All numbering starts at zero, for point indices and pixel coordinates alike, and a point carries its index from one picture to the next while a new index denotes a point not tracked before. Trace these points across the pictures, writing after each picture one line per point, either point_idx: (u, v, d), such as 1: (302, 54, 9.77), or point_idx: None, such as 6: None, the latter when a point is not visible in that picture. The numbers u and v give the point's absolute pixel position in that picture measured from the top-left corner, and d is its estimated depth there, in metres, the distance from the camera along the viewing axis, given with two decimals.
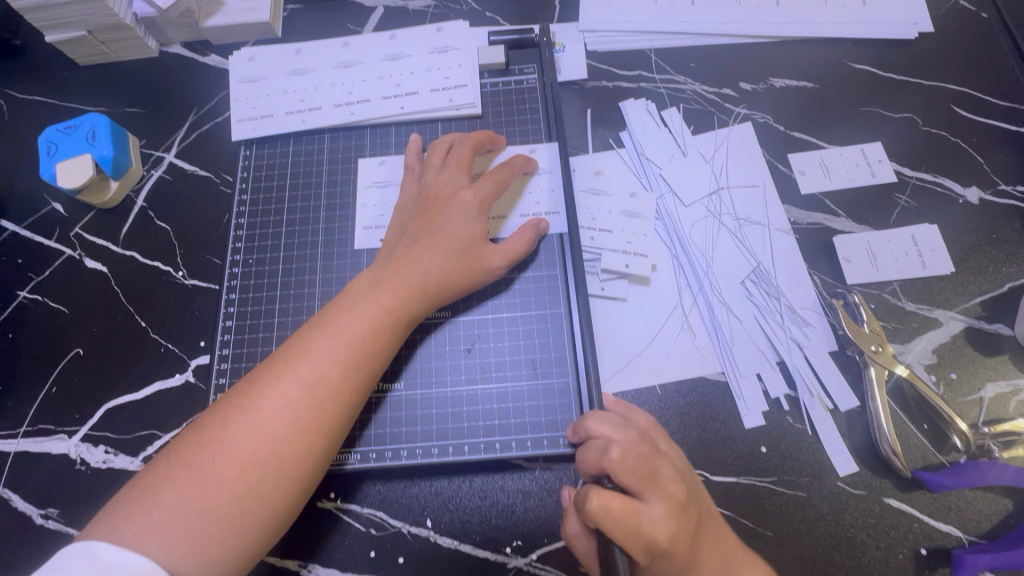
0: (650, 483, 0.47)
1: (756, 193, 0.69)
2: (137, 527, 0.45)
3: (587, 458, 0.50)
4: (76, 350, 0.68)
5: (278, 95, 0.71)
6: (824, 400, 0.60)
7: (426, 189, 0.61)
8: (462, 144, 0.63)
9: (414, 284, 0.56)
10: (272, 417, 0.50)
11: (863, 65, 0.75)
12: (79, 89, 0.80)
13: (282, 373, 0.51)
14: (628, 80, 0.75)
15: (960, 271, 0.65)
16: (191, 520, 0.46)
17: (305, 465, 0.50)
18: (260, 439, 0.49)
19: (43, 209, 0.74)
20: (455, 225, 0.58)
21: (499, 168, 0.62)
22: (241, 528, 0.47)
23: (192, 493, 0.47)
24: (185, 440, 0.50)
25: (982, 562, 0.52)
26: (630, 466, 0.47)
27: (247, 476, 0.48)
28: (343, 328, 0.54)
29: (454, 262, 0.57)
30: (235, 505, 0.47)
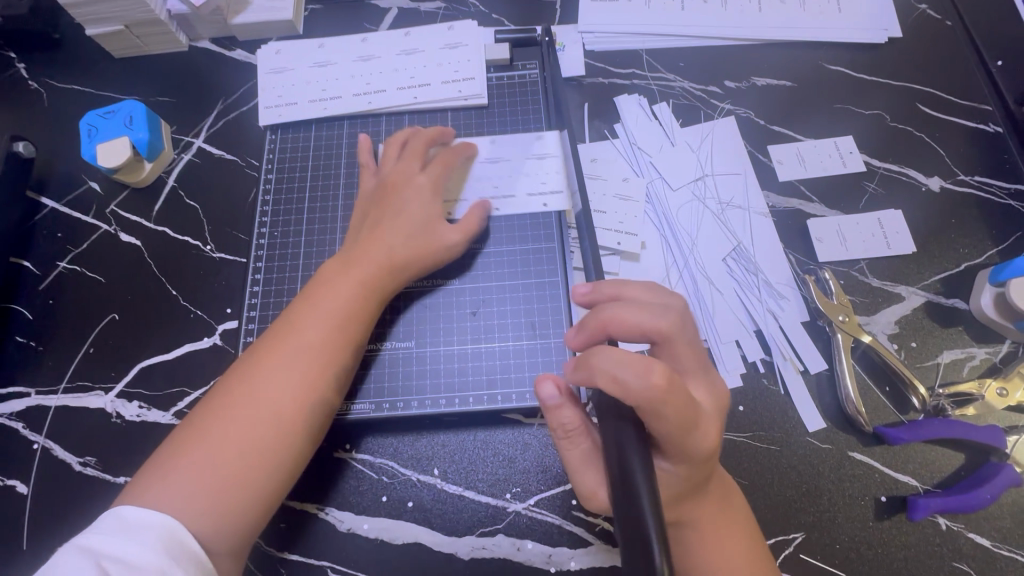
0: (701, 367, 0.51)
1: (738, 179, 0.76)
2: (160, 491, 0.50)
3: (628, 320, 0.50)
4: (112, 315, 0.73)
5: (302, 85, 0.77)
6: (796, 364, 0.66)
7: (384, 178, 0.67)
8: (415, 139, 0.69)
9: (380, 260, 0.61)
10: (269, 384, 0.55)
11: (838, 66, 0.82)
12: (114, 79, 0.86)
13: (275, 347, 0.57)
14: (622, 77, 0.82)
15: (921, 251, 0.71)
16: (204, 480, 0.51)
17: (305, 423, 0.55)
18: (262, 404, 0.54)
19: (80, 187, 0.80)
20: (414, 208, 0.64)
21: (448, 152, 0.69)
22: (253, 484, 0.52)
23: (203, 458, 0.51)
24: (193, 416, 0.55)
25: (933, 505, 0.58)
26: (685, 343, 0.51)
27: (254, 437, 0.53)
28: (325, 302, 0.59)
29: (417, 240, 0.63)
30: (246, 463, 0.52)
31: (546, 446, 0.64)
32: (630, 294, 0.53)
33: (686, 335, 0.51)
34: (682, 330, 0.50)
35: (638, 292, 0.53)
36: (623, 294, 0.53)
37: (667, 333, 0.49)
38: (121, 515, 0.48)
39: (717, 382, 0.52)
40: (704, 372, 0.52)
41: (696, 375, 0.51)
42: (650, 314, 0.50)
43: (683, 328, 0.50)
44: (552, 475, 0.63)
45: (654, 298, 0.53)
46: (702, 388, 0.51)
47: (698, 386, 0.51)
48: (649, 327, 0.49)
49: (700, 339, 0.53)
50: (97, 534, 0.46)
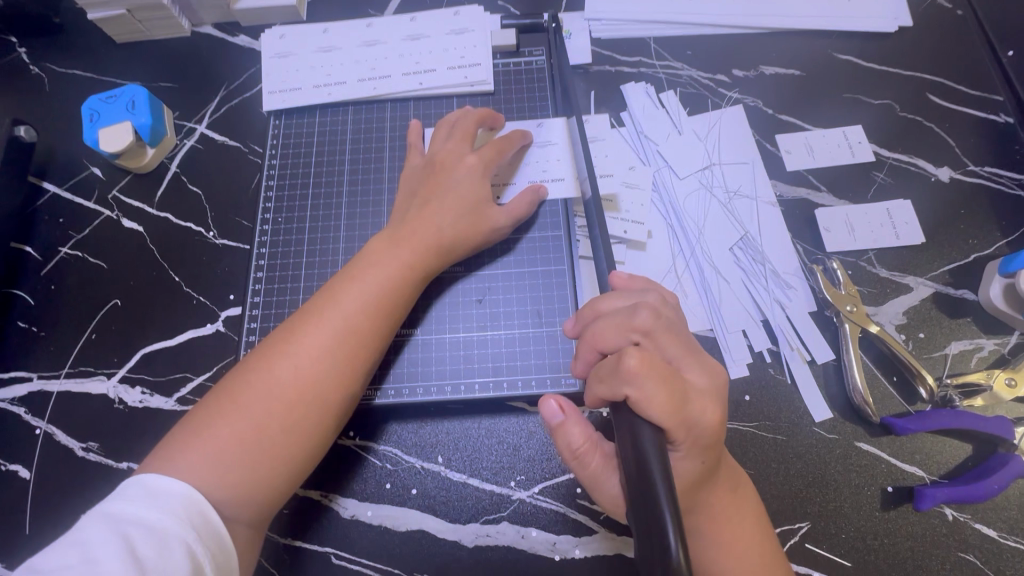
0: (690, 351, 0.50)
1: (746, 168, 0.75)
2: (193, 458, 0.49)
3: (611, 326, 0.50)
4: (115, 301, 0.73)
5: (307, 70, 0.76)
6: (803, 353, 0.66)
7: (434, 155, 0.66)
8: (466, 118, 0.67)
9: (429, 242, 0.61)
10: (312, 359, 0.54)
11: (847, 55, 0.81)
12: (116, 64, 0.85)
13: (316, 321, 0.56)
14: (629, 65, 0.81)
15: (930, 242, 0.71)
16: (242, 450, 0.51)
17: (342, 402, 0.55)
18: (301, 379, 0.53)
19: (82, 173, 0.79)
20: (462, 188, 0.63)
21: (500, 139, 0.67)
22: (287, 457, 0.52)
23: (242, 426, 0.51)
24: (231, 381, 0.54)
25: (941, 496, 0.58)
26: (666, 328, 0.50)
27: (292, 412, 0.53)
28: (369, 281, 0.58)
29: (463, 222, 0.62)
30: (283, 436, 0.52)
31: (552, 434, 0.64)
32: (612, 302, 0.53)
33: (666, 321, 0.50)
34: (662, 319, 0.50)
35: (621, 295, 0.53)
36: (605, 299, 0.54)
37: (648, 324, 0.49)
38: (149, 482, 0.47)
39: (711, 365, 0.51)
40: (696, 355, 0.50)
41: (690, 360, 0.49)
42: (625, 313, 0.50)
43: (661, 316, 0.50)
44: (557, 464, 0.63)
45: (634, 297, 0.53)
46: (695, 370, 0.49)
47: (689, 367, 0.49)
48: (630, 322, 0.49)
49: (683, 328, 0.53)
50: (123, 500, 0.46)
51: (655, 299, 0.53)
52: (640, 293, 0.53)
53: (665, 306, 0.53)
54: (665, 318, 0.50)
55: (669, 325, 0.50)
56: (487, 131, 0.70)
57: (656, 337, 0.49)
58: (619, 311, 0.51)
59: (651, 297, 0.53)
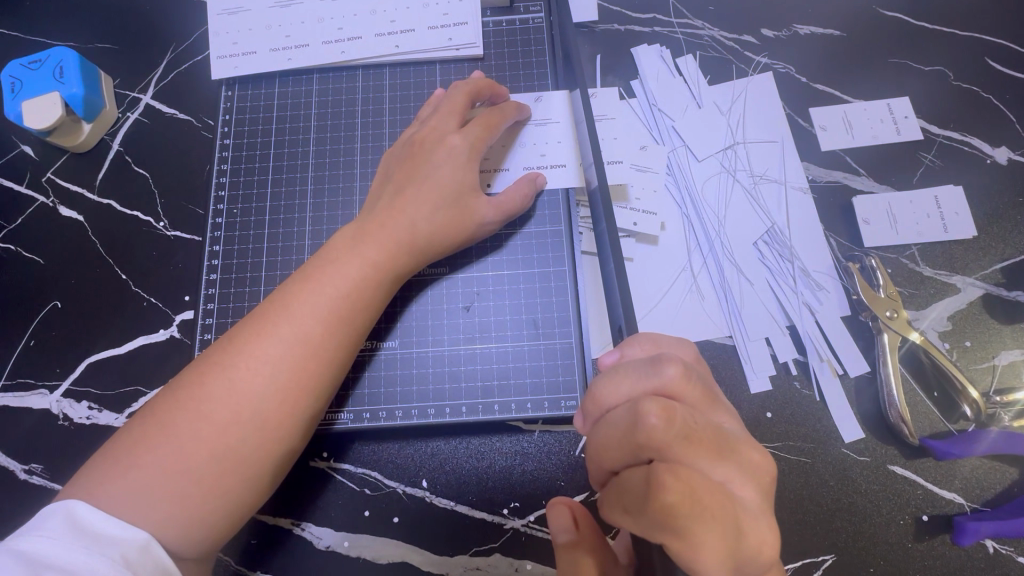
0: (722, 449, 0.36)
1: (774, 149, 0.65)
2: (116, 487, 0.42)
3: (613, 437, 0.38)
4: (54, 302, 0.64)
5: (263, 30, 0.65)
6: (834, 366, 0.58)
7: (415, 132, 0.57)
8: (456, 90, 0.57)
9: (400, 237, 0.52)
10: (252, 375, 0.46)
11: (894, 12, 0.69)
12: (43, 22, 0.73)
13: (263, 331, 0.48)
14: (641, 24, 0.69)
15: (982, 236, 0.62)
16: (170, 480, 0.43)
17: (289, 425, 0.47)
18: (240, 398, 0.45)
19: (11, 152, 0.69)
20: (444, 174, 0.54)
21: (490, 112, 0.57)
22: (224, 490, 0.44)
23: (170, 454, 0.44)
24: (163, 400, 0.46)
25: (984, 529, 0.52)
26: (686, 434, 0.35)
27: (225, 435, 0.44)
28: (327, 282, 0.50)
29: (442, 215, 0.53)
30: (216, 465, 0.44)
31: (549, 456, 0.57)
32: (616, 392, 0.40)
33: (686, 419, 0.36)
34: (678, 423, 0.35)
35: (622, 378, 0.40)
36: (610, 384, 0.41)
37: (661, 438, 0.35)
38: (77, 514, 0.40)
39: (751, 459, 0.38)
40: (729, 451, 0.37)
41: (722, 462, 0.36)
42: (627, 420, 0.37)
43: (677, 416, 0.35)
44: (555, 489, 0.56)
45: (645, 383, 0.39)
46: (735, 477, 0.36)
47: (729, 478, 0.36)
48: (634, 435, 0.36)
49: (707, 410, 0.39)
50: (42, 535, 0.39)
51: (675, 375, 0.38)
52: (651, 373, 0.39)
53: (688, 381, 0.38)
54: (683, 412, 0.36)
55: (691, 414, 0.36)
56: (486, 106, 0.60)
57: (678, 451, 0.35)
58: (621, 412, 0.38)
59: (670, 374, 0.38)
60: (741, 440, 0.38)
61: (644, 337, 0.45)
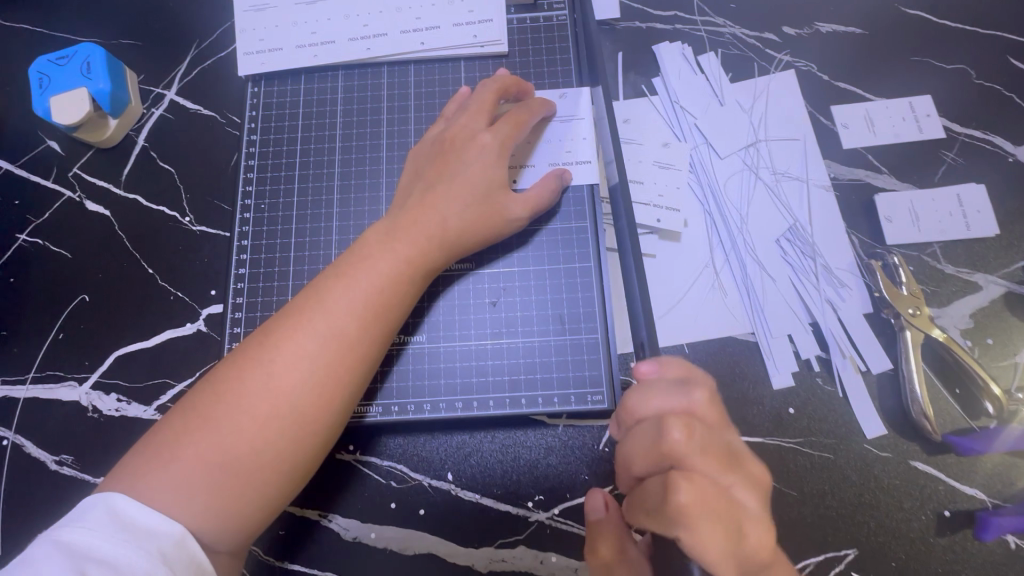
0: (733, 461, 0.41)
1: (796, 147, 0.65)
2: (156, 480, 0.43)
3: (639, 446, 0.42)
4: (82, 296, 0.65)
5: (288, 26, 0.65)
6: (856, 363, 0.59)
7: (445, 130, 0.57)
8: (485, 88, 0.58)
9: (432, 233, 0.52)
10: (288, 369, 0.47)
11: (917, 10, 0.70)
12: (68, 18, 0.74)
13: (298, 326, 0.48)
14: (663, 21, 0.70)
15: (1004, 234, 0.62)
16: (210, 473, 0.44)
17: (324, 419, 0.47)
18: (278, 392, 0.46)
19: (38, 147, 0.69)
20: (473, 172, 0.54)
21: (518, 109, 0.57)
22: (263, 481, 0.45)
23: (209, 447, 0.44)
24: (201, 394, 0.47)
25: (1005, 524, 0.54)
26: (703, 448, 0.39)
27: (265, 428, 0.45)
28: (361, 278, 0.50)
29: (472, 211, 0.54)
30: (255, 458, 0.45)
31: (574, 450, 0.58)
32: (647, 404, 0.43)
33: (704, 435, 0.40)
34: (696, 437, 0.40)
35: (656, 392, 0.43)
36: (643, 395, 0.44)
37: (682, 449, 0.39)
38: (116, 507, 0.41)
39: (754, 472, 0.42)
40: (736, 463, 0.41)
41: (732, 472, 0.40)
42: (654, 431, 0.41)
43: (697, 432, 0.40)
44: (580, 483, 0.57)
45: (671, 400, 0.43)
46: (741, 487, 0.40)
47: (737, 487, 0.40)
48: (658, 446, 0.40)
49: (723, 430, 0.42)
50: (84, 527, 0.40)
51: (701, 397, 0.42)
52: (681, 392, 0.43)
53: (711, 403, 0.42)
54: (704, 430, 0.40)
55: (709, 431, 0.41)
56: (512, 103, 0.61)
57: (695, 461, 0.39)
58: (650, 423, 0.42)
59: (695, 396, 0.42)
60: (749, 456, 0.43)
61: (679, 361, 0.47)
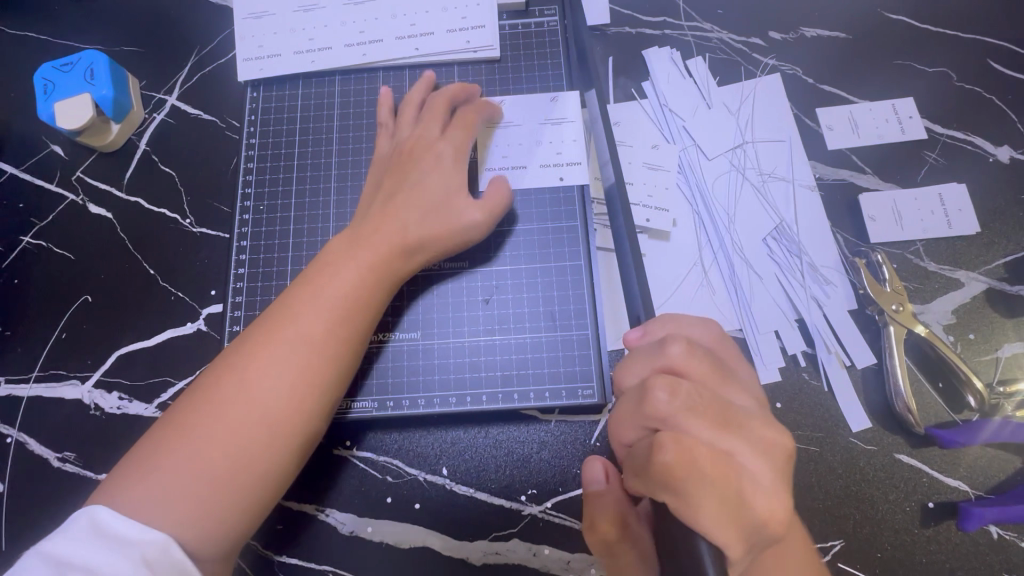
0: (728, 423, 0.39)
1: (782, 148, 0.67)
2: (134, 494, 0.44)
3: (627, 413, 0.42)
4: (85, 296, 0.66)
5: (286, 33, 0.67)
6: (842, 358, 0.60)
7: (401, 142, 0.59)
8: (436, 96, 0.60)
9: (393, 240, 0.54)
10: (259, 378, 0.48)
11: (899, 15, 0.71)
12: (72, 26, 0.75)
13: (268, 335, 0.50)
14: (652, 27, 0.71)
15: (985, 232, 0.64)
16: (188, 483, 0.45)
17: (298, 422, 0.48)
18: (250, 398, 0.47)
19: (42, 151, 0.71)
20: (428, 181, 0.56)
21: (466, 114, 0.59)
22: (242, 486, 0.46)
23: (185, 458, 0.46)
24: (176, 410, 0.49)
25: (988, 515, 0.54)
26: (688, 406, 0.39)
27: (239, 434, 0.46)
28: (327, 286, 0.52)
29: (430, 218, 0.55)
30: (233, 465, 0.46)
31: (566, 445, 0.59)
32: (630, 372, 0.45)
33: (689, 392, 0.39)
34: (679, 395, 0.39)
35: (636, 361, 0.44)
36: (629, 364, 0.45)
37: (663, 409, 0.39)
38: (97, 519, 0.42)
39: (763, 435, 0.40)
40: (736, 425, 0.39)
41: (728, 434, 0.39)
42: (636, 395, 0.41)
43: (682, 390, 0.39)
44: (571, 477, 0.58)
45: (651, 362, 0.43)
46: (745, 451, 0.38)
47: (736, 449, 0.38)
48: (642, 409, 0.40)
49: (715, 384, 0.42)
50: (68, 539, 0.41)
51: (678, 352, 0.42)
52: (657, 351, 0.43)
53: (692, 358, 0.42)
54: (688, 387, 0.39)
55: (696, 389, 0.40)
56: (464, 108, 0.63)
57: (680, 421, 0.38)
58: (632, 389, 0.42)
59: (674, 351, 0.42)
60: (750, 416, 0.40)
61: (667, 317, 0.48)
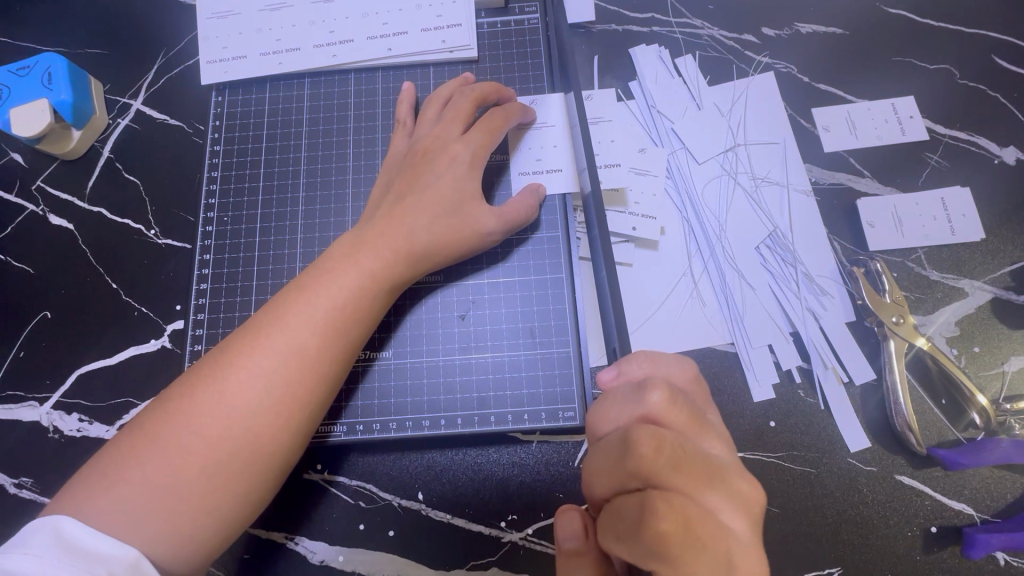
0: (712, 477, 0.36)
1: (775, 151, 0.64)
2: (99, 503, 0.41)
3: (603, 465, 0.38)
4: (44, 312, 0.63)
5: (253, 34, 0.64)
6: (839, 373, 0.57)
7: (417, 142, 0.56)
8: (463, 96, 0.56)
9: (398, 245, 0.51)
10: (243, 389, 0.45)
11: (899, 10, 0.68)
12: (33, 28, 0.72)
13: (256, 343, 0.46)
14: (639, 24, 0.68)
15: (990, 239, 0.60)
16: (158, 495, 0.42)
17: (281, 440, 0.45)
18: (233, 410, 0.44)
19: (1, 159, 0.68)
20: (444, 185, 0.53)
21: (491, 115, 0.55)
22: (213, 506, 0.43)
23: (157, 468, 0.42)
24: (152, 413, 0.45)
25: (995, 542, 0.50)
26: (675, 462, 0.35)
27: (216, 449, 0.43)
28: (323, 292, 0.48)
29: (443, 224, 0.52)
30: (205, 481, 0.43)
31: (547, 468, 0.56)
32: (607, 418, 0.41)
33: (675, 446, 0.35)
34: (667, 450, 0.35)
35: (612, 405, 0.41)
36: (606, 408, 0.41)
37: (651, 466, 0.35)
38: (62, 532, 0.39)
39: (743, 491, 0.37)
40: (719, 479, 0.36)
41: (711, 490, 0.35)
42: (618, 447, 0.37)
43: (667, 444, 0.35)
44: (553, 502, 0.55)
45: (631, 410, 0.39)
46: (728, 508, 0.36)
47: (719, 508, 0.35)
48: (622, 464, 0.36)
49: (695, 435, 0.39)
50: (27, 553, 0.38)
51: (660, 399, 0.38)
52: (636, 398, 0.39)
53: (673, 404, 0.38)
54: (673, 439, 0.36)
55: (680, 441, 0.36)
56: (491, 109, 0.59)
57: (667, 478, 0.35)
58: (612, 438, 0.38)
59: (654, 400, 0.38)
60: (730, 466, 0.38)
61: (644, 355, 0.45)
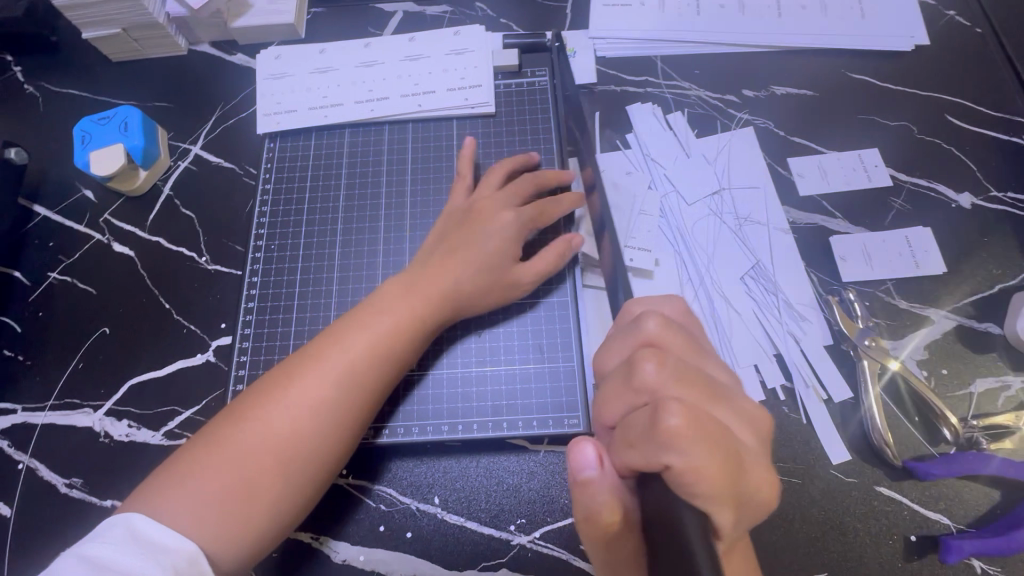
0: (717, 396, 0.43)
1: (756, 194, 0.72)
2: (174, 502, 0.47)
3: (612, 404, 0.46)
4: (103, 328, 0.71)
5: (303, 91, 0.74)
6: (819, 391, 0.63)
7: (473, 203, 0.64)
8: (499, 168, 0.66)
9: (445, 283, 0.59)
10: (306, 406, 0.51)
11: (862, 75, 0.78)
12: (111, 84, 0.84)
13: (317, 366, 0.53)
14: (634, 85, 0.78)
15: (951, 272, 0.67)
16: (226, 497, 0.48)
17: (333, 453, 0.52)
18: (292, 426, 0.51)
19: (74, 195, 0.77)
20: (494, 242, 0.60)
21: (520, 182, 0.65)
22: (272, 507, 0.49)
23: (225, 473, 0.49)
24: (220, 422, 0.52)
25: (967, 548, 0.55)
26: (677, 371, 0.43)
27: (280, 457, 0.50)
28: (377, 324, 0.56)
29: (484, 276, 0.60)
30: (268, 486, 0.49)
31: (554, 475, 0.61)
32: (611, 356, 0.50)
33: (673, 363, 0.44)
34: (666, 363, 0.44)
35: (614, 344, 0.50)
36: (612, 348, 0.50)
37: (652, 380, 0.43)
38: (136, 526, 0.45)
39: (745, 408, 0.44)
40: (724, 398, 0.43)
41: (717, 404, 0.43)
42: (624, 369, 0.46)
43: (666, 361, 0.44)
44: (559, 506, 0.60)
45: (631, 339, 0.48)
46: (730, 417, 0.43)
47: (725, 418, 0.42)
48: (632, 382, 0.44)
49: (693, 356, 0.47)
50: (106, 543, 0.44)
51: (654, 326, 0.48)
52: (635, 328, 0.48)
53: (666, 328, 0.47)
54: (671, 358, 0.44)
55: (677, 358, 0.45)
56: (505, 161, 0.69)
57: (670, 387, 0.42)
58: (618, 366, 0.47)
59: (650, 326, 0.48)
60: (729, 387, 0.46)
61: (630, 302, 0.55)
